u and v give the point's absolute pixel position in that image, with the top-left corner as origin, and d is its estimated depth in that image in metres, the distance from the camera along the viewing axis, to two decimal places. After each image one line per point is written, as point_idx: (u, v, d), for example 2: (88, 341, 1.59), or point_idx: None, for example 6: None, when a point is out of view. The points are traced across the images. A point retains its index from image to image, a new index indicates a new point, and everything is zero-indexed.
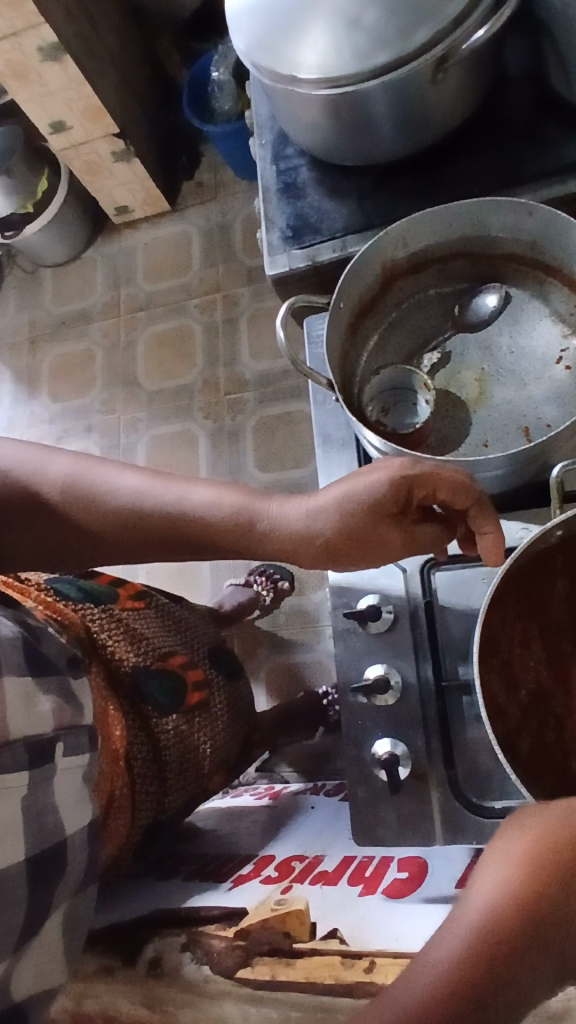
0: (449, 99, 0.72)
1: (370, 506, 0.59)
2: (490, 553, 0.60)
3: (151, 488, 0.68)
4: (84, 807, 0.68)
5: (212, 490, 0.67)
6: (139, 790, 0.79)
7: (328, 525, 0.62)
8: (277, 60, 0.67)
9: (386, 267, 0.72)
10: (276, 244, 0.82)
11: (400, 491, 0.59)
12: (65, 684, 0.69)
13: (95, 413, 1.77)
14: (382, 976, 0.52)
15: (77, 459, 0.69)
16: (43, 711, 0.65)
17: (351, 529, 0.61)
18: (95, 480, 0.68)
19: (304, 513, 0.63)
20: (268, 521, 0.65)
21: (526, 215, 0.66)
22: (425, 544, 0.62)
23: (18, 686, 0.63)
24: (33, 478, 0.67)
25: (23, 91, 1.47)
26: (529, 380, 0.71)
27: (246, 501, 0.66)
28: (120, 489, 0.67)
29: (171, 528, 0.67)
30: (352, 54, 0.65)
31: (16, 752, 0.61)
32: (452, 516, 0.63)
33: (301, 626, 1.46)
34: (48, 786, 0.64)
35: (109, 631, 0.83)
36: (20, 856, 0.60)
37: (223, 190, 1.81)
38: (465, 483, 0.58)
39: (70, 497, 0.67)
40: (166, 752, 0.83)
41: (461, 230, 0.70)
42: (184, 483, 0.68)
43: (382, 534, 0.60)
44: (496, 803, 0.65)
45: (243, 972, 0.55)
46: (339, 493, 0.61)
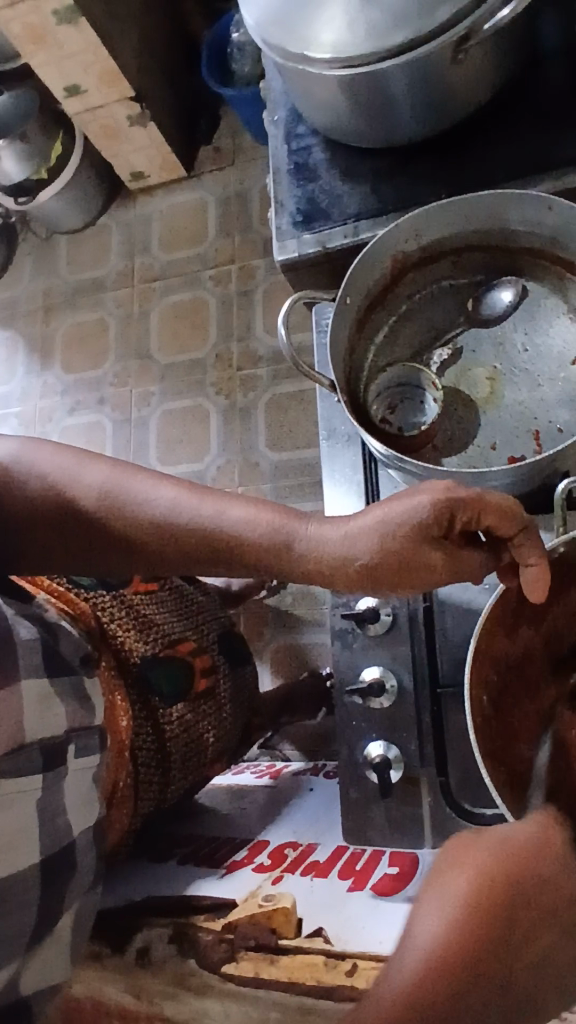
0: (471, 81, 0.68)
1: (411, 530, 0.56)
2: (536, 585, 0.56)
3: (187, 500, 0.64)
4: (92, 808, 0.69)
5: (248, 509, 0.63)
6: (143, 778, 0.80)
7: (368, 549, 0.58)
8: (288, 38, 0.64)
9: (397, 260, 0.70)
10: (286, 229, 0.79)
11: (443, 513, 0.56)
12: (79, 685, 0.69)
13: (108, 385, 1.76)
14: (362, 980, 0.53)
15: (114, 468, 0.66)
16: (58, 714, 0.65)
17: (393, 554, 0.57)
18: (132, 494, 0.64)
19: (342, 536, 0.60)
20: (307, 544, 0.61)
21: (547, 209, 0.64)
22: (466, 572, 0.59)
23: (36, 691, 0.64)
24: (69, 483, 0.64)
25: (38, 53, 1.44)
26: (543, 381, 0.68)
27: (284, 520, 0.62)
28: (155, 502, 0.64)
29: (204, 545, 0.62)
30: (367, 33, 0.62)
31: (30, 755, 0.62)
32: (497, 543, 0.59)
33: (307, 607, 1.46)
34: (60, 788, 0.65)
35: (119, 621, 0.83)
36: (34, 858, 0.61)
37: (242, 156, 1.75)
38: (514, 511, 0.56)
39: (107, 505, 0.64)
40: (171, 741, 0.84)
41: (478, 221, 0.67)
42: (219, 499, 0.64)
43: (424, 558, 0.57)
44: (487, 809, 0.65)
45: (228, 967, 0.57)
46: (378, 517, 0.58)
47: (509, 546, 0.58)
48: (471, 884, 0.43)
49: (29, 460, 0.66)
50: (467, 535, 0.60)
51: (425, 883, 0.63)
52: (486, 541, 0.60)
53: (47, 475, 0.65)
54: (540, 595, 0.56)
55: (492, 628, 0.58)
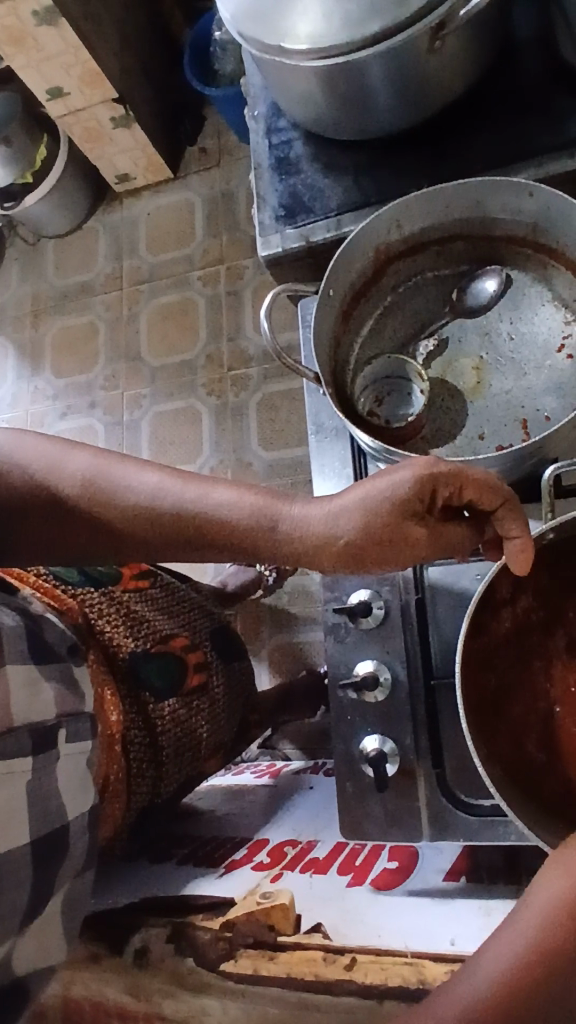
0: (449, 70, 0.68)
1: (391, 507, 0.56)
2: (520, 558, 0.55)
3: (173, 485, 0.64)
4: (87, 793, 0.69)
5: (233, 490, 0.63)
6: (135, 776, 0.79)
7: (350, 525, 0.58)
8: (265, 30, 0.64)
9: (380, 251, 0.69)
10: (269, 224, 0.79)
11: (424, 488, 0.56)
12: (66, 670, 0.70)
13: (98, 388, 1.76)
14: (362, 974, 0.53)
15: (98, 455, 0.66)
16: (46, 698, 0.66)
17: (375, 532, 0.57)
18: (117, 480, 0.64)
19: (324, 514, 0.60)
20: (290, 525, 0.61)
21: (528, 196, 0.64)
22: (451, 546, 0.59)
23: (21, 674, 0.65)
24: (55, 476, 0.64)
25: (20, 56, 1.43)
26: (529, 369, 0.68)
27: (268, 502, 0.62)
28: (139, 486, 0.63)
29: (191, 527, 0.62)
30: (343, 23, 0.61)
31: (20, 739, 0.63)
32: (481, 516, 0.60)
33: (303, 605, 1.46)
34: (52, 771, 0.65)
35: (108, 616, 0.83)
36: (25, 839, 0.62)
37: (228, 155, 1.74)
38: (493, 482, 0.55)
39: (93, 497, 0.63)
40: (163, 736, 0.83)
41: (458, 211, 0.67)
42: (202, 481, 0.64)
43: (406, 532, 0.57)
44: (485, 801, 0.65)
45: (226, 965, 0.56)
46: (360, 495, 0.58)
47: (492, 518, 0.57)
48: (556, 898, 0.43)
49: (13, 448, 0.65)
50: (450, 510, 0.60)
51: (422, 881, 0.66)
52: (470, 515, 0.60)
53: (29, 465, 0.64)
54: (524, 568, 0.55)
55: (483, 618, 0.58)
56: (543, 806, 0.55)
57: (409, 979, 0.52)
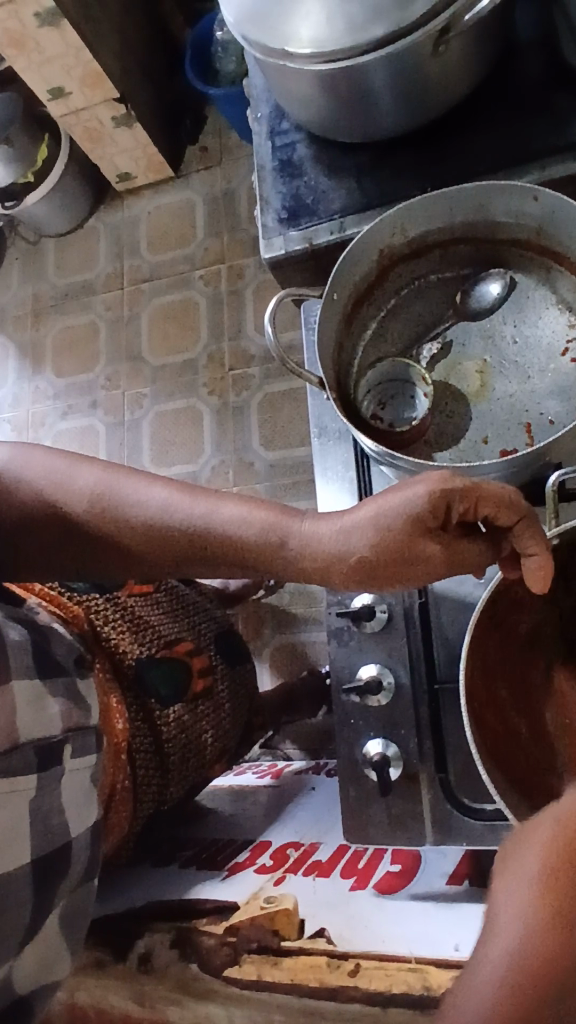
0: (452, 73, 0.67)
1: (407, 522, 0.54)
2: (538, 577, 0.55)
3: (181, 502, 0.63)
4: (90, 808, 0.69)
5: (242, 506, 0.63)
6: (141, 782, 0.80)
7: (363, 542, 0.57)
8: (268, 34, 0.64)
9: (384, 255, 0.69)
10: (272, 226, 0.78)
11: (439, 504, 0.54)
12: (72, 685, 0.70)
13: (100, 388, 1.75)
14: (366, 981, 0.53)
15: (105, 470, 0.65)
16: (51, 713, 0.65)
17: (389, 549, 0.56)
18: (124, 495, 0.64)
19: (338, 530, 0.59)
20: (299, 541, 0.60)
21: (532, 200, 0.64)
22: (466, 564, 0.57)
23: (28, 689, 0.64)
24: (61, 490, 0.64)
25: (21, 57, 1.43)
26: (532, 373, 0.67)
27: (277, 518, 0.62)
28: (148, 503, 0.63)
29: (198, 545, 0.62)
30: (346, 27, 0.61)
31: (25, 754, 0.62)
32: (497, 533, 0.57)
33: (304, 606, 1.45)
34: (56, 787, 0.65)
35: (113, 623, 0.82)
36: (27, 858, 0.61)
37: (229, 154, 1.74)
38: (511, 499, 0.54)
39: (97, 508, 0.63)
40: (169, 744, 0.83)
41: (463, 214, 0.67)
42: (209, 498, 0.64)
43: (421, 551, 0.55)
44: (488, 805, 0.65)
45: (231, 971, 0.57)
46: (373, 512, 0.57)
47: (510, 537, 0.56)
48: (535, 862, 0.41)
49: (23, 466, 0.66)
50: (465, 525, 0.58)
51: (426, 885, 0.66)
52: (486, 531, 0.58)
53: (38, 480, 0.65)
54: (542, 587, 0.55)
55: (487, 623, 0.58)
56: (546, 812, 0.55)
57: (414, 986, 0.52)
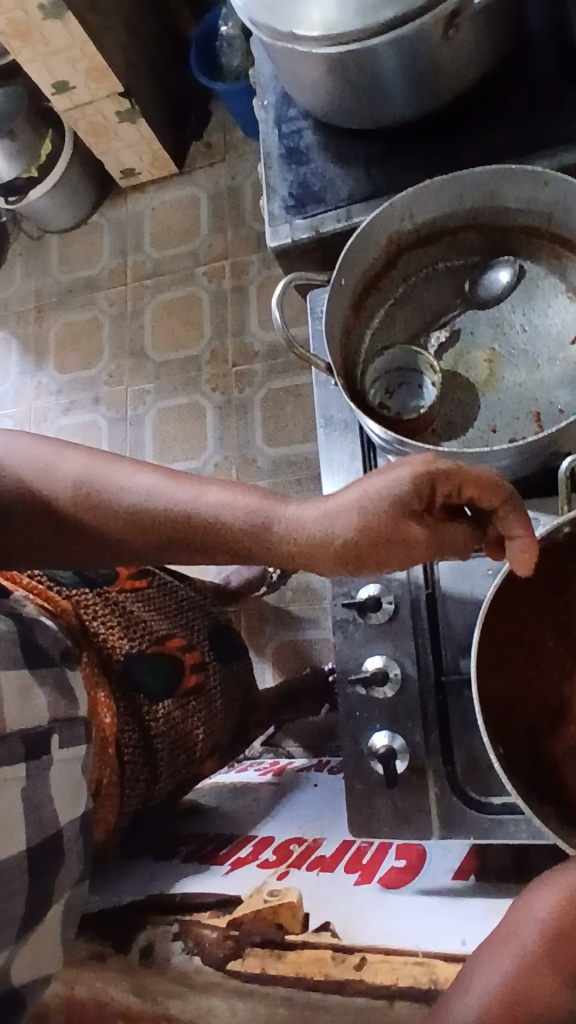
0: (462, 58, 0.67)
1: (389, 506, 0.55)
2: (523, 558, 0.54)
3: (166, 487, 0.63)
4: (80, 799, 0.67)
5: (227, 492, 0.63)
6: (129, 777, 0.79)
7: (346, 526, 0.57)
8: (276, 17, 0.63)
9: (392, 240, 0.68)
10: (278, 214, 0.78)
11: (423, 488, 0.55)
12: (60, 677, 0.68)
13: (102, 384, 1.75)
14: (372, 975, 0.52)
15: (90, 457, 0.65)
16: (38, 704, 0.64)
17: (371, 532, 0.56)
18: (108, 482, 0.63)
19: (322, 513, 0.59)
20: (284, 525, 0.60)
21: (543, 185, 0.63)
22: (450, 547, 0.58)
23: (14, 682, 0.63)
24: (43, 477, 0.63)
25: (25, 49, 1.43)
26: (542, 362, 0.67)
27: (263, 504, 0.62)
28: (130, 488, 0.63)
29: (186, 527, 0.61)
30: (356, 10, 0.60)
31: (13, 746, 0.61)
32: (483, 516, 0.58)
33: (307, 604, 1.45)
34: (45, 778, 0.64)
35: (102, 617, 0.81)
36: (19, 847, 0.60)
37: (233, 150, 1.74)
38: (495, 483, 0.54)
39: (81, 496, 0.62)
40: (158, 739, 0.83)
41: (472, 200, 0.66)
42: (195, 482, 0.64)
43: (405, 532, 0.56)
44: (495, 799, 0.64)
45: (233, 964, 0.56)
46: (354, 495, 0.58)
47: (493, 519, 0.56)
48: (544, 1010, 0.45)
49: (5, 453, 0.64)
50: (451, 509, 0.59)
51: (431, 880, 0.66)
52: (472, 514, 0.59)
53: (20, 468, 0.63)
54: (528, 568, 0.54)
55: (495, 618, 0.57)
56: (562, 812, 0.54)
57: (420, 979, 0.52)
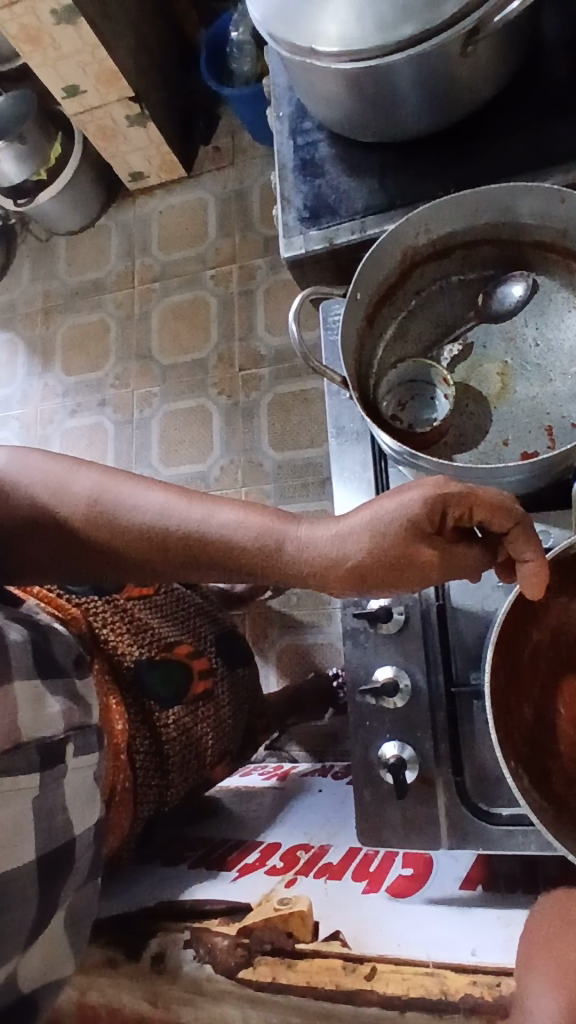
0: (479, 73, 0.67)
1: (403, 527, 0.56)
2: (533, 581, 0.55)
3: (178, 505, 0.63)
4: (93, 806, 0.68)
5: (238, 511, 0.63)
6: (142, 783, 0.79)
7: (359, 549, 0.58)
8: (295, 32, 0.64)
9: (406, 254, 0.69)
10: (292, 225, 0.78)
11: (434, 509, 0.55)
12: (71, 685, 0.69)
13: (109, 387, 1.75)
14: (383, 985, 0.53)
15: (102, 474, 0.65)
16: (51, 712, 0.64)
17: (385, 553, 0.57)
18: (121, 500, 0.63)
19: (332, 536, 0.59)
20: (296, 545, 0.60)
21: (558, 200, 0.63)
22: (462, 569, 0.59)
23: (27, 690, 0.63)
24: (58, 493, 0.63)
25: (36, 54, 1.43)
26: (554, 375, 0.67)
27: (274, 523, 0.62)
28: (144, 506, 0.63)
29: (198, 547, 0.62)
30: (375, 25, 0.61)
31: (28, 753, 0.61)
32: (493, 538, 0.59)
33: (312, 608, 1.45)
34: (59, 785, 0.64)
35: (112, 624, 0.82)
36: (30, 857, 0.59)
37: (242, 155, 1.74)
38: (505, 503, 0.55)
39: (94, 514, 0.63)
40: (169, 745, 0.83)
41: (487, 215, 0.66)
42: (208, 503, 0.63)
43: (416, 555, 0.56)
44: (503, 809, 0.65)
45: (244, 973, 0.56)
46: (366, 518, 0.58)
47: (504, 541, 0.57)
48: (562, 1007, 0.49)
49: (19, 467, 0.65)
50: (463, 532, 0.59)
51: (439, 890, 0.66)
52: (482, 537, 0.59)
53: (35, 485, 0.64)
54: (538, 592, 0.55)
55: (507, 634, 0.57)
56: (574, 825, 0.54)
57: (431, 992, 0.51)
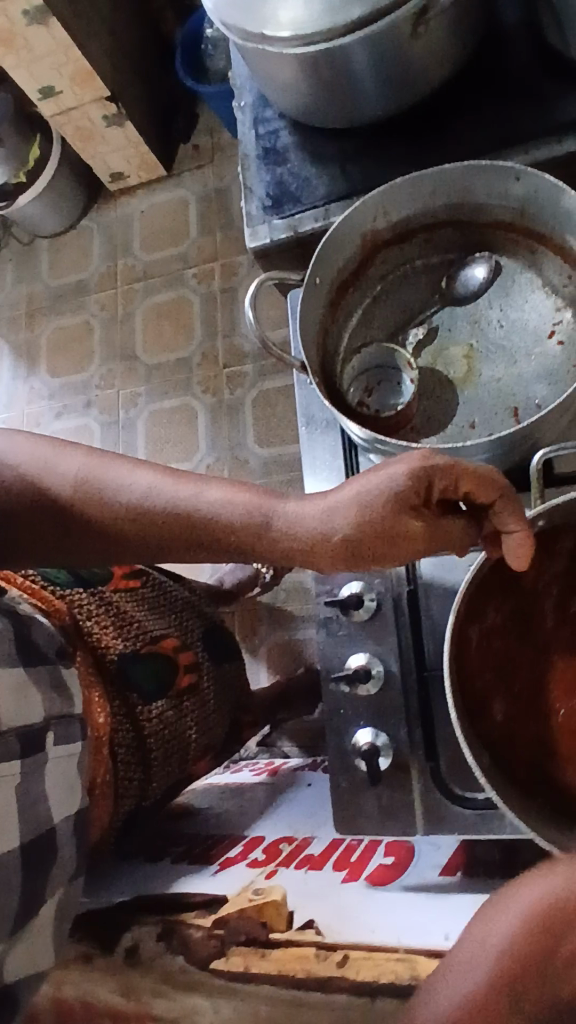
0: (435, 54, 0.67)
1: (388, 501, 0.55)
2: (520, 550, 0.54)
3: (163, 485, 0.63)
4: (75, 794, 0.68)
5: (224, 489, 0.63)
6: (123, 775, 0.79)
7: (346, 520, 0.57)
8: (247, 18, 0.63)
9: (367, 238, 0.68)
10: (256, 215, 0.78)
11: (420, 482, 0.55)
12: (55, 673, 0.69)
13: (94, 388, 1.75)
14: (355, 970, 0.52)
15: (90, 456, 0.65)
16: (34, 699, 0.65)
17: (372, 529, 0.56)
18: (107, 480, 0.63)
19: (320, 512, 0.59)
20: (283, 520, 0.60)
21: (514, 179, 0.63)
22: (448, 542, 0.58)
23: (10, 679, 0.64)
24: (45, 473, 0.63)
25: (11, 56, 1.43)
26: (519, 357, 0.67)
27: (259, 499, 0.62)
28: (129, 486, 0.63)
29: (188, 526, 0.62)
30: (324, 8, 0.60)
31: (8, 742, 0.62)
32: (479, 512, 0.58)
33: (301, 603, 1.45)
34: (40, 775, 0.64)
35: (97, 616, 0.81)
36: (14, 844, 0.61)
37: (221, 153, 1.74)
38: (490, 475, 0.54)
39: (81, 493, 0.63)
40: (151, 739, 0.83)
41: (444, 197, 0.66)
42: (197, 482, 0.64)
43: (402, 527, 0.56)
44: (480, 795, 0.64)
45: (217, 963, 0.56)
46: (354, 489, 0.58)
47: (490, 515, 0.56)
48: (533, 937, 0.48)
49: (8, 451, 0.64)
50: (446, 505, 0.59)
51: (419, 876, 0.66)
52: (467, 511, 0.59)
53: (21, 465, 0.64)
54: (525, 561, 0.55)
55: (467, 617, 0.57)
56: (538, 808, 0.54)
57: (402, 976, 0.52)
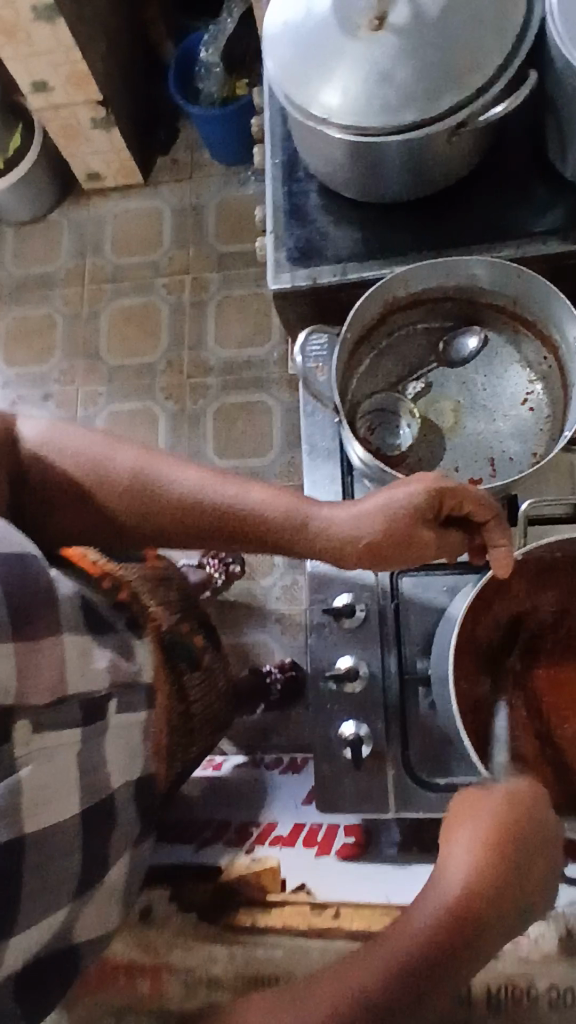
0: (456, 155, 0.79)
1: (408, 512, 0.65)
2: (499, 564, 0.67)
3: (211, 482, 0.70)
4: (134, 761, 0.71)
5: (267, 490, 0.70)
6: (177, 740, 0.83)
7: (371, 528, 0.67)
8: (308, 100, 0.73)
9: (386, 303, 0.78)
10: (283, 262, 0.87)
11: (433, 499, 0.66)
12: (117, 641, 0.73)
13: (53, 382, 1.76)
14: (347, 922, 0.64)
15: (142, 452, 0.70)
16: (98, 666, 0.68)
17: (394, 534, 0.66)
18: (157, 475, 0.69)
19: (350, 518, 0.68)
20: (319, 522, 0.69)
21: (512, 276, 0.75)
22: (448, 550, 0.70)
23: (76, 644, 0.66)
24: (100, 466, 0.69)
25: (9, 46, 1.44)
26: (497, 416, 0.82)
27: (296, 502, 0.70)
28: (181, 482, 0.69)
29: (231, 521, 0.69)
30: (380, 107, 0.71)
31: (71, 708, 0.64)
32: (470, 525, 0.70)
33: (247, 609, 1.53)
34: (100, 741, 0.67)
35: (148, 591, 0.86)
36: (75, 808, 0.63)
37: (199, 171, 1.82)
38: (486, 501, 0.66)
39: (136, 486, 0.69)
40: (196, 706, 0.88)
41: (454, 279, 0.78)
42: (242, 481, 0.71)
43: (418, 536, 0.66)
44: (440, 780, 0.76)
45: (227, 920, 0.65)
46: (378, 503, 0.67)
47: (481, 531, 0.69)
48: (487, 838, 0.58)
49: (63, 440, 0.70)
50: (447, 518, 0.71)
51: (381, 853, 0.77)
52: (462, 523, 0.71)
53: (79, 458, 0.69)
54: (504, 573, 0.67)
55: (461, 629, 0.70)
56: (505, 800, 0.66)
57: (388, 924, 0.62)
